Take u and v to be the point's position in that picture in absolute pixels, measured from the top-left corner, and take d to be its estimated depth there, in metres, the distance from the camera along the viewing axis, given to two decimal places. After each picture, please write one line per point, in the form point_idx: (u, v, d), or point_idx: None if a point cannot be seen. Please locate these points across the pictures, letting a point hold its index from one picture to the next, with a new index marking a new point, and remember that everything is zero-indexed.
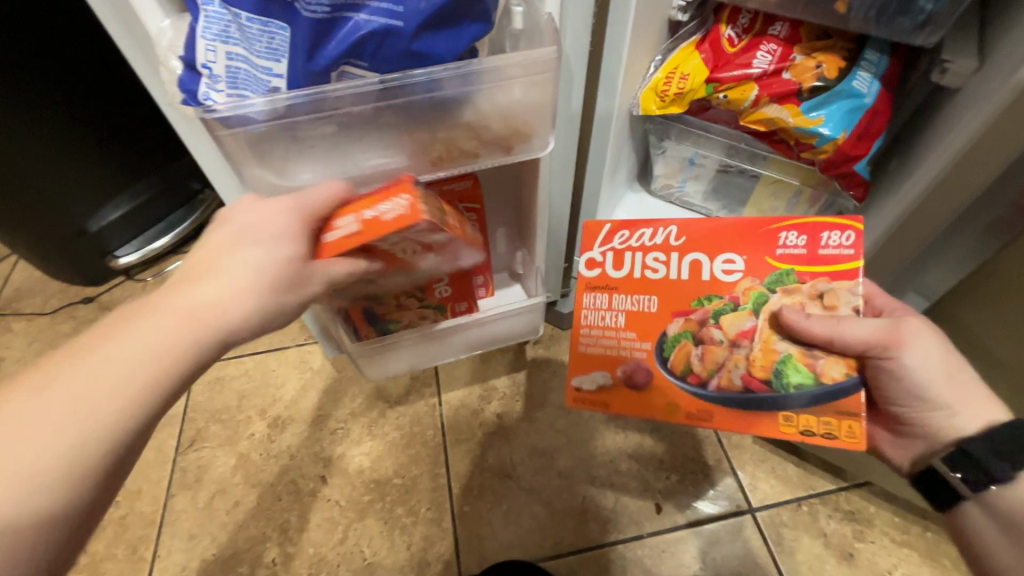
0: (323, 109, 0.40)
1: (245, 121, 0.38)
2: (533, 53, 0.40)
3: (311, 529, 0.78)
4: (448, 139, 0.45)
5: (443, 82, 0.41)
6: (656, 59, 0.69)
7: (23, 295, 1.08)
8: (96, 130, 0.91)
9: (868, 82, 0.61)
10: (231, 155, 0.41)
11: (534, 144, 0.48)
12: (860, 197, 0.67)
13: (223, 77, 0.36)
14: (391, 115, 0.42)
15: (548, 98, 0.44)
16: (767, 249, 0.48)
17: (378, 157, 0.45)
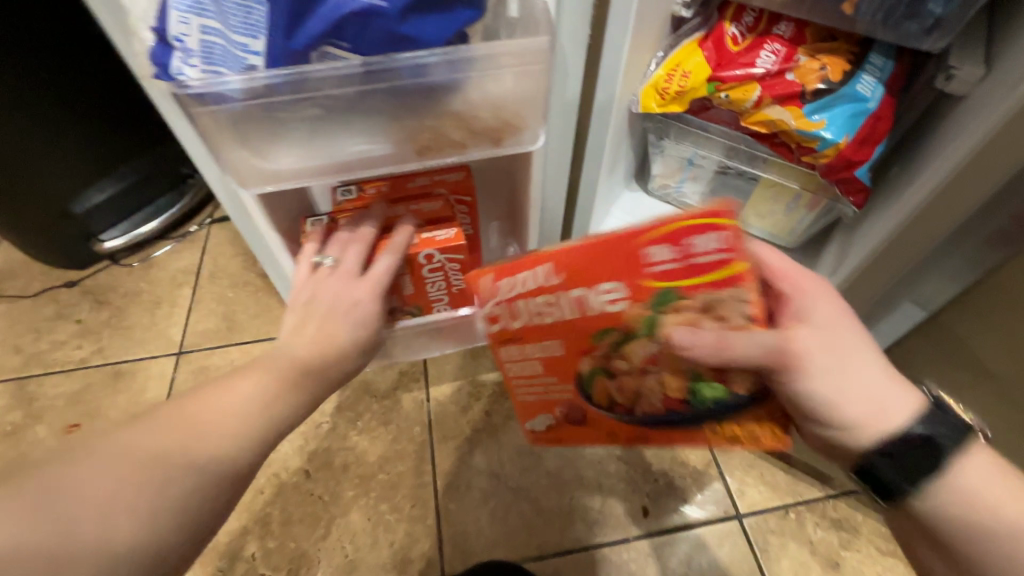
0: (304, 90, 0.38)
1: (221, 99, 0.37)
2: (526, 42, 0.38)
3: (292, 524, 0.77)
4: (436, 128, 0.43)
5: (430, 67, 0.38)
6: (657, 56, 0.68)
7: (5, 276, 1.05)
8: (82, 108, 0.88)
9: (871, 86, 0.60)
10: (207, 134, 0.39)
11: (526, 137, 0.46)
12: (859, 204, 0.66)
13: (197, 51, 0.35)
14: (376, 99, 0.40)
15: (541, 89, 0.43)
16: (641, 273, 0.39)
17: (361, 143, 0.43)
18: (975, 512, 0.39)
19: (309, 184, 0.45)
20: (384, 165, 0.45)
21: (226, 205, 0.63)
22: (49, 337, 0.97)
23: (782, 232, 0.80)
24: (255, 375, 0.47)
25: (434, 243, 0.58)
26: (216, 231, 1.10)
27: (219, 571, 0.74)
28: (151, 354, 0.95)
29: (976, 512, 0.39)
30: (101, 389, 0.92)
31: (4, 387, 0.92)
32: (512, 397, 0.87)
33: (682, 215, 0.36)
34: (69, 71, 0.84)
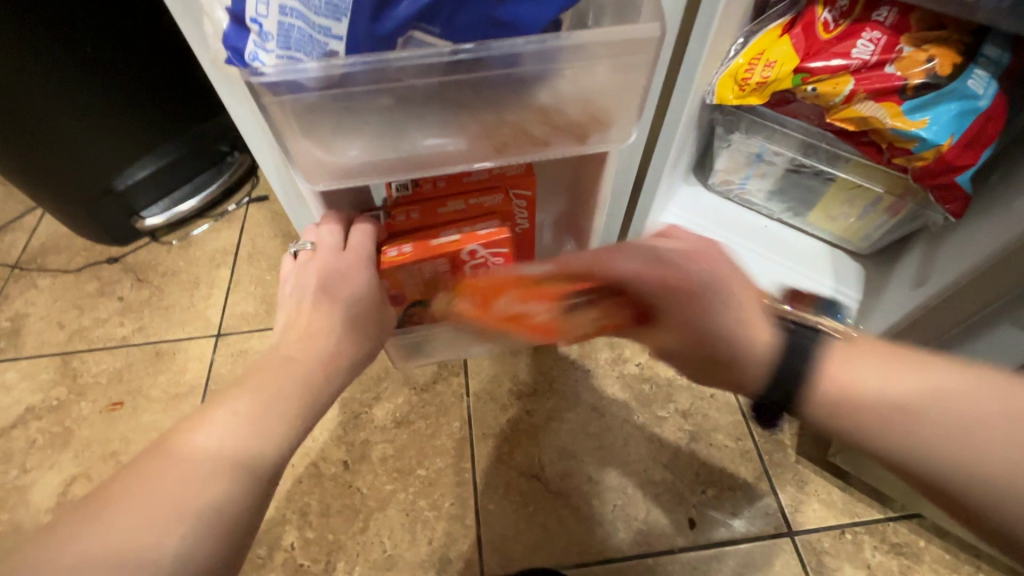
0: (382, 80, 0.35)
1: (295, 88, 0.34)
2: (629, 30, 0.35)
3: (331, 515, 0.76)
4: (517, 124, 0.40)
5: (523, 57, 0.36)
6: (737, 42, 0.62)
7: (49, 250, 1.06)
8: (126, 82, 0.86)
9: (984, 82, 0.54)
10: (273, 123, 0.37)
11: (613, 135, 0.43)
12: (956, 213, 0.59)
13: (274, 35, 0.31)
14: (456, 90, 0.37)
15: (637, 84, 0.39)
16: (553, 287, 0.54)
17: (435, 137, 0.40)
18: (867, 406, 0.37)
19: (375, 180, 0.42)
20: (456, 162, 0.42)
21: (278, 193, 0.60)
22: (91, 313, 0.98)
23: (852, 237, 0.75)
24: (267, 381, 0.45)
25: (477, 238, 0.54)
26: (255, 212, 1.09)
27: (257, 558, 0.74)
28: (191, 335, 0.94)
29: (852, 402, 0.37)
30: (142, 368, 0.92)
31: (49, 361, 0.93)
32: (554, 396, 0.85)
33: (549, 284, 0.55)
34: (113, 43, 0.82)
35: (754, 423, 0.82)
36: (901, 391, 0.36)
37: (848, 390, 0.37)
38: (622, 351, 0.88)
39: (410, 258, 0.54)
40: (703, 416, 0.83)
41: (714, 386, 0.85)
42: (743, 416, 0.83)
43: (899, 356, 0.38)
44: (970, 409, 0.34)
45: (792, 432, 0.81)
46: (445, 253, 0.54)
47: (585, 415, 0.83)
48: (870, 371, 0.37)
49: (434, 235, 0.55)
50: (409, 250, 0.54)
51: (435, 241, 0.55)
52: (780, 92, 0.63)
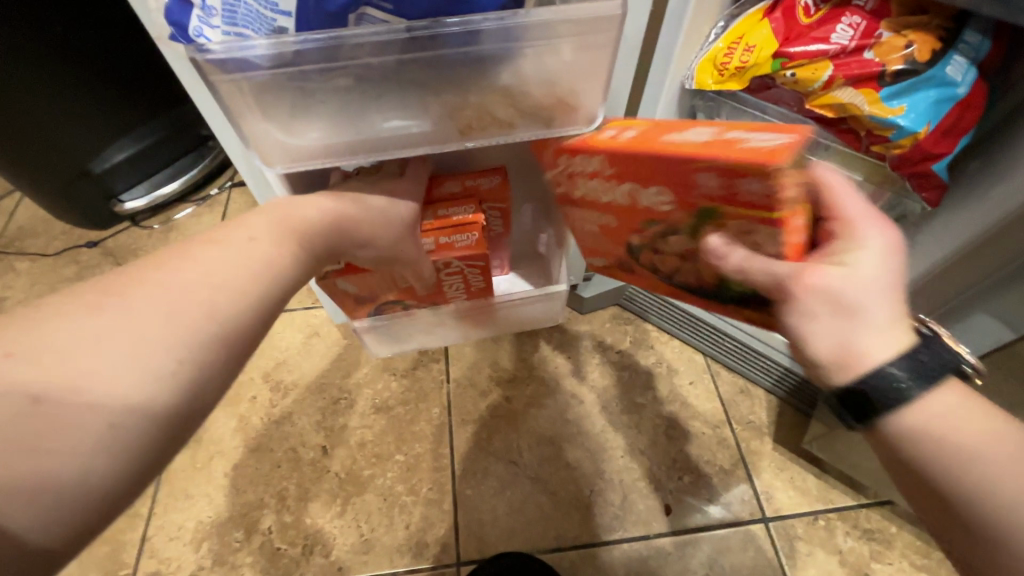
0: (335, 59, 0.34)
1: (244, 66, 0.33)
2: (591, 8, 0.34)
3: (309, 500, 0.77)
4: (480, 105, 0.40)
5: (482, 35, 0.35)
6: (717, 26, 0.62)
7: (27, 234, 1.05)
8: (99, 62, 0.85)
9: (963, 69, 0.53)
10: (228, 106, 0.36)
11: (580, 117, 0.42)
12: (933, 202, 0.60)
13: (219, 10, 0.31)
14: (415, 71, 0.36)
15: (603, 63, 0.38)
16: (685, 188, 0.38)
17: (397, 119, 0.39)
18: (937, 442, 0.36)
19: (338, 163, 0.42)
20: (421, 144, 0.42)
21: (248, 178, 0.59)
22: None
23: None
24: (158, 285, 0.33)
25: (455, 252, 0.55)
26: (237, 196, 1.08)
27: (235, 542, 0.74)
28: None
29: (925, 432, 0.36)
30: None
31: None
32: (533, 382, 0.85)
33: (737, 151, 0.33)
34: (84, 20, 0.81)
35: (733, 411, 0.83)
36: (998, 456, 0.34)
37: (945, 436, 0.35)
38: (603, 339, 0.88)
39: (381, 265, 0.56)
40: (681, 403, 0.83)
41: (694, 373, 0.85)
42: (722, 403, 0.83)
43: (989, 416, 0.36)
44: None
45: (770, 419, 0.82)
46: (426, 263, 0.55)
47: (564, 402, 0.83)
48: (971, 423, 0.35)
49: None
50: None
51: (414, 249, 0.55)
52: (759, 78, 0.62)
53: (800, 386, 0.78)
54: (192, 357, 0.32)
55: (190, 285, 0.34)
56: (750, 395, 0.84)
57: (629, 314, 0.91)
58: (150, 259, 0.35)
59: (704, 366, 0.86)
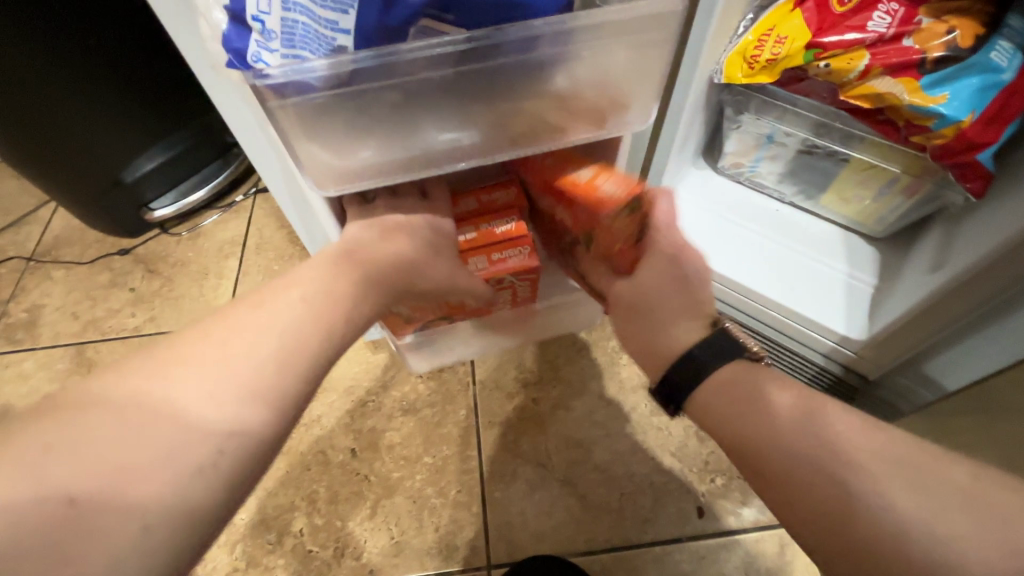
0: (392, 75, 0.34)
1: (304, 89, 0.33)
2: (648, 7, 0.34)
3: (339, 502, 0.77)
4: (533, 112, 0.40)
5: (540, 41, 0.35)
6: (746, 19, 0.61)
7: (62, 243, 1.07)
8: (131, 73, 0.87)
9: (1008, 54, 0.51)
10: (283, 131, 0.36)
11: (633, 116, 0.43)
12: (977, 192, 0.56)
13: (278, 33, 0.31)
14: (469, 82, 0.37)
15: (656, 60, 0.39)
16: (573, 213, 0.54)
17: (449, 131, 0.40)
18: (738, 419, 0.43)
19: (390, 181, 0.42)
20: (471, 156, 0.42)
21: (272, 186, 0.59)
22: (104, 304, 0.99)
23: (866, 220, 0.73)
24: (227, 342, 0.41)
25: (507, 268, 0.55)
26: (262, 202, 1.09)
27: (266, 544, 0.75)
28: None
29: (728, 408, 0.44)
30: None
31: (64, 351, 0.95)
32: (560, 384, 0.84)
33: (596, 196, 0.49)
34: (118, 33, 0.82)
35: None
36: (791, 425, 0.41)
37: (755, 407, 0.43)
38: None
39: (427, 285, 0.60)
40: None
41: None
42: None
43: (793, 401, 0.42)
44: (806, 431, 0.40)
45: None
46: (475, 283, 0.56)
47: (591, 403, 0.83)
48: (772, 393, 0.44)
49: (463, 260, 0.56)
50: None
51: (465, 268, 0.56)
52: (790, 70, 0.60)
53: (838, 385, 0.77)
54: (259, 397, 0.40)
55: (246, 343, 0.41)
56: None
57: None
58: (203, 326, 0.43)
59: None
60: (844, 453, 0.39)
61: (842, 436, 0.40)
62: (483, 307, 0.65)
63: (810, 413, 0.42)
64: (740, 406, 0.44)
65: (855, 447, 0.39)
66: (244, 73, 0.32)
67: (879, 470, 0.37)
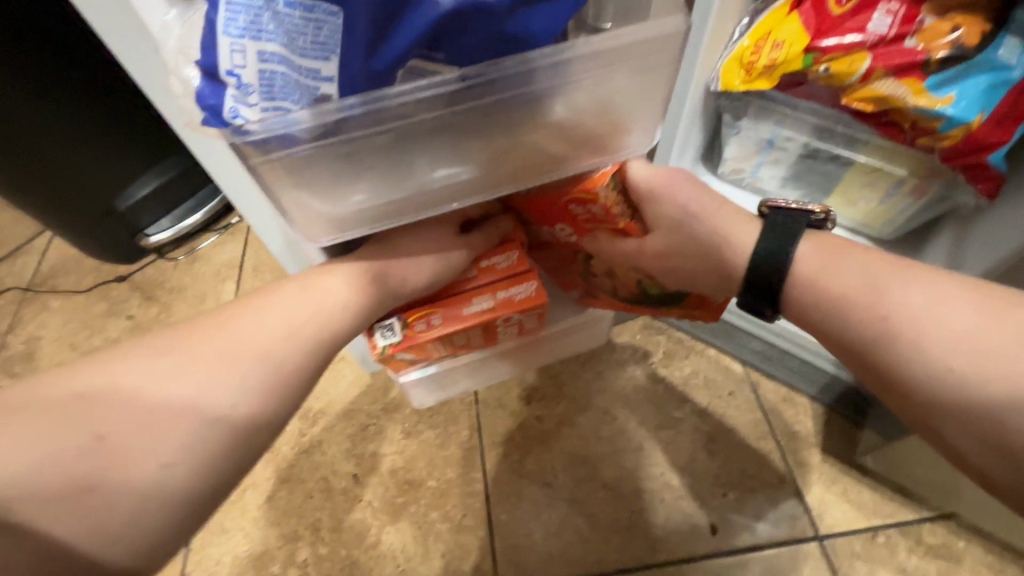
0: (380, 121, 0.33)
1: (285, 142, 0.32)
2: (650, 28, 0.33)
3: (343, 530, 0.75)
4: (531, 143, 0.39)
5: (536, 73, 0.34)
6: (742, 23, 0.58)
7: (59, 272, 1.07)
8: (116, 99, 0.86)
9: (1017, 50, 0.49)
10: (266, 183, 0.35)
11: (634, 139, 0.41)
12: (989, 193, 0.54)
13: (255, 85, 0.29)
14: (463, 119, 0.35)
15: (659, 85, 0.37)
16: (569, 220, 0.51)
17: (446, 168, 0.38)
18: (814, 285, 0.42)
19: (387, 225, 0.41)
20: (469, 193, 0.40)
21: None
22: (101, 333, 0.98)
23: (875, 222, 0.70)
24: (137, 389, 0.36)
25: (512, 304, 0.53)
26: None
27: None
28: None
29: (808, 277, 0.43)
30: None
31: None
32: (564, 400, 0.82)
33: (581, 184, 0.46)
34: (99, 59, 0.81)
35: (775, 421, 0.79)
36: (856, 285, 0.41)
37: (817, 290, 0.42)
38: (635, 351, 0.85)
39: (443, 332, 0.53)
40: (720, 416, 0.80)
41: (732, 384, 0.82)
42: (763, 414, 0.80)
43: (865, 261, 0.41)
44: (867, 291, 0.40)
45: (816, 429, 0.78)
46: (477, 324, 0.53)
47: (597, 418, 0.81)
48: (842, 269, 0.42)
49: (466, 303, 0.54)
50: (438, 324, 0.53)
51: (468, 309, 0.53)
52: (790, 75, 0.58)
53: None
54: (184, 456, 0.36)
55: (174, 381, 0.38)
56: (793, 403, 0.80)
57: (660, 323, 0.87)
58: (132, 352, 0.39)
59: (742, 376, 0.83)
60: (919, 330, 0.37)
61: (918, 309, 0.37)
62: (485, 342, 0.60)
63: (884, 287, 0.39)
64: (802, 290, 0.43)
65: (936, 318, 0.37)
66: (223, 131, 0.30)
67: (956, 343, 0.36)
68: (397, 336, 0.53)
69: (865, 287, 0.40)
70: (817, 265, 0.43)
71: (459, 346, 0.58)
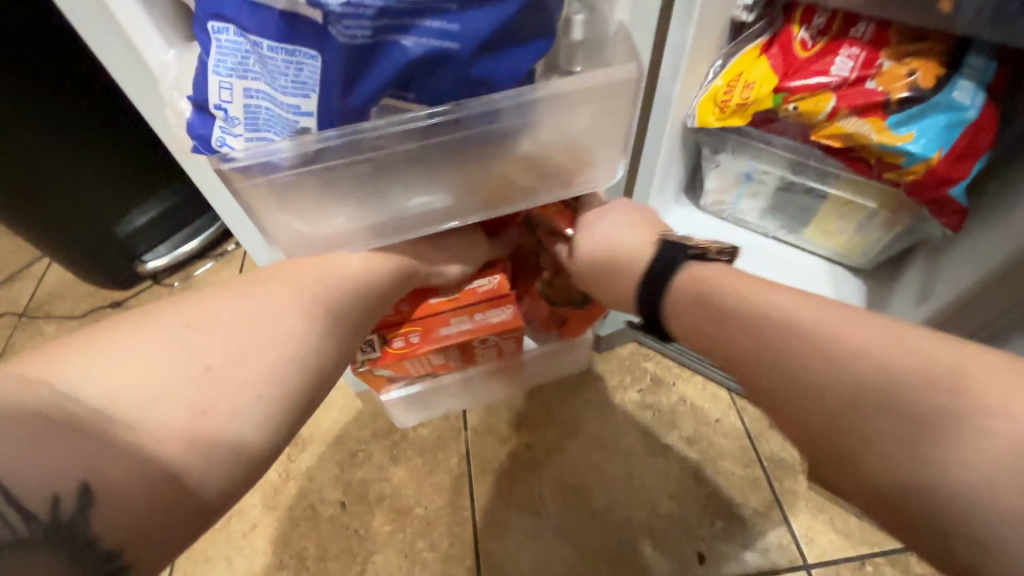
0: (357, 151, 0.35)
1: (269, 168, 0.35)
2: (605, 75, 0.36)
3: (328, 559, 0.75)
4: (503, 174, 0.41)
5: (502, 112, 0.36)
6: (714, 64, 0.61)
7: (54, 298, 1.08)
8: (116, 133, 0.88)
9: (971, 93, 0.52)
10: (253, 205, 0.37)
11: (597, 174, 0.44)
12: (953, 226, 0.58)
13: (240, 119, 0.33)
14: (438, 152, 0.38)
15: (619, 127, 0.40)
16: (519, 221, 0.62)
17: (422, 197, 0.41)
18: (707, 292, 0.44)
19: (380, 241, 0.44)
20: (445, 219, 0.43)
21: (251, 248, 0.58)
22: None
23: (850, 252, 0.72)
24: (221, 329, 0.38)
25: (489, 326, 0.53)
26: None
27: None
28: None
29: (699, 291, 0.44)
30: None
31: None
32: (552, 426, 0.83)
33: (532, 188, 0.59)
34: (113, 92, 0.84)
35: (762, 449, 0.79)
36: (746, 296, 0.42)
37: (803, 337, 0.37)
38: (622, 378, 0.86)
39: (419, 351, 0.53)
40: (708, 443, 0.80)
41: (718, 411, 0.82)
42: (750, 441, 0.80)
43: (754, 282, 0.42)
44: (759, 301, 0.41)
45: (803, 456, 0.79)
46: (455, 345, 0.53)
47: (585, 444, 0.81)
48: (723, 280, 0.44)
49: (442, 323, 0.53)
50: (415, 342, 0.53)
51: (444, 330, 0.53)
52: (763, 112, 0.62)
53: None
54: (269, 390, 0.37)
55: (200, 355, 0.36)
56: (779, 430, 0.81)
57: (648, 350, 0.88)
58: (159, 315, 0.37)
59: (728, 403, 0.83)
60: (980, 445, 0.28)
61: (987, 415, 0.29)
62: (466, 360, 0.61)
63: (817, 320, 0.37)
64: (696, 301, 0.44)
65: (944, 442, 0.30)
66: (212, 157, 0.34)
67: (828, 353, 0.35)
68: (374, 352, 0.53)
69: (875, 369, 0.33)
70: (708, 275, 0.45)
71: (438, 364, 0.59)
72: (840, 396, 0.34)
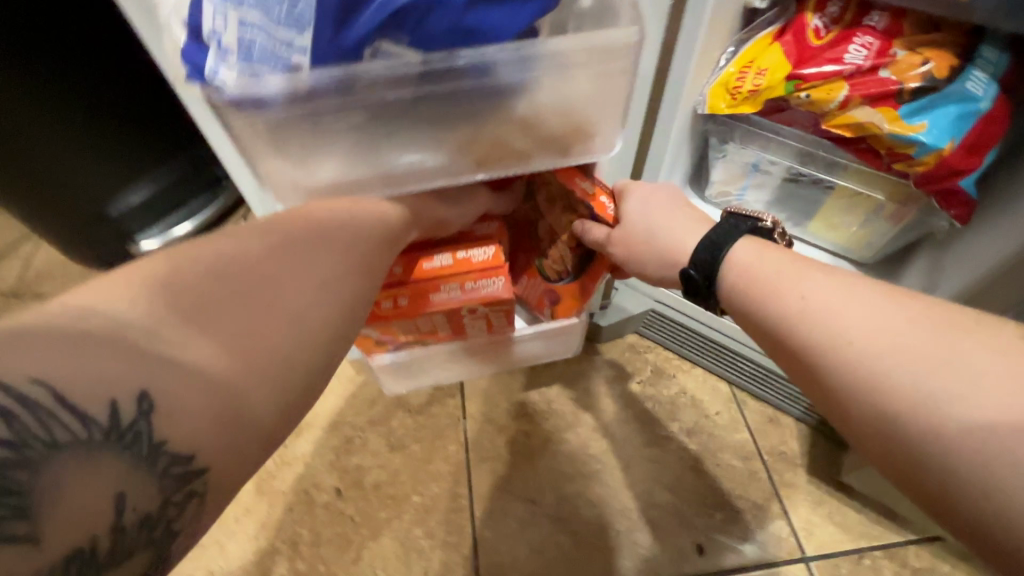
0: (350, 94, 0.34)
1: (260, 104, 0.33)
2: (604, 37, 0.35)
3: (322, 545, 0.74)
4: (497, 134, 0.40)
5: (498, 66, 0.35)
6: (727, 51, 0.61)
7: (43, 278, 1.06)
8: (112, 109, 0.86)
9: (983, 83, 0.52)
10: (243, 144, 0.36)
11: (596, 145, 0.43)
12: (961, 218, 0.58)
13: (234, 47, 0.30)
14: (432, 105, 0.37)
15: (619, 93, 0.39)
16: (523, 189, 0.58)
17: (414, 154, 0.40)
18: (746, 279, 0.40)
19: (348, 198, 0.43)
20: (436, 177, 0.42)
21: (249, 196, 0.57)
22: None
23: (854, 246, 0.73)
24: (260, 256, 0.35)
25: (479, 297, 0.52)
26: None
27: None
28: None
29: (744, 275, 0.40)
30: None
31: None
32: (552, 416, 0.82)
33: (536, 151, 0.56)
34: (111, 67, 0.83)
35: (762, 441, 0.79)
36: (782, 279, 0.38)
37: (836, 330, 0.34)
38: (621, 369, 0.86)
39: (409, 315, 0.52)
40: (708, 435, 0.80)
41: (718, 403, 0.82)
42: (750, 434, 0.80)
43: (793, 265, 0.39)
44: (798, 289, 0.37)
45: (802, 450, 0.79)
46: (444, 312, 0.52)
47: (585, 435, 0.81)
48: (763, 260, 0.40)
49: (434, 289, 0.52)
50: (405, 306, 0.52)
51: (436, 297, 0.52)
52: (772, 101, 0.61)
53: None
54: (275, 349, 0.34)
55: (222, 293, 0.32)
56: (779, 424, 0.81)
57: (649, 341, 0.88)
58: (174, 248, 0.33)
59: (728, 396, 0.83)
60: (965, 404, 0.29)
61: (978, 373, 0.30)
62: (456, 332, 0.60)
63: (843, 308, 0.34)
64: (737, 284, 0.40)
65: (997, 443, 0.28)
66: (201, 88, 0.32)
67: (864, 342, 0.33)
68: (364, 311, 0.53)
69: (893, 347, 0.32)
70: (750, 254, 0.41)
71: (427, 333, 0.58)
72: (884, 382, 0.31)
